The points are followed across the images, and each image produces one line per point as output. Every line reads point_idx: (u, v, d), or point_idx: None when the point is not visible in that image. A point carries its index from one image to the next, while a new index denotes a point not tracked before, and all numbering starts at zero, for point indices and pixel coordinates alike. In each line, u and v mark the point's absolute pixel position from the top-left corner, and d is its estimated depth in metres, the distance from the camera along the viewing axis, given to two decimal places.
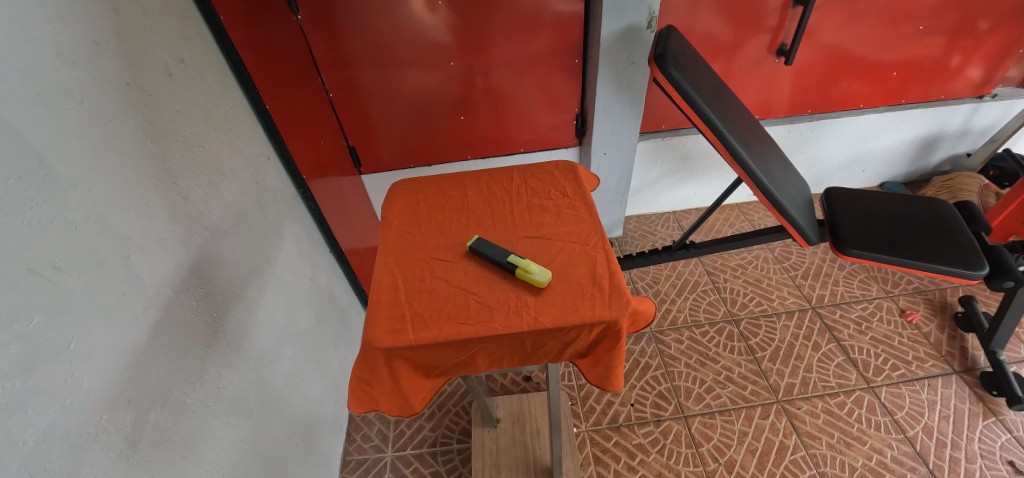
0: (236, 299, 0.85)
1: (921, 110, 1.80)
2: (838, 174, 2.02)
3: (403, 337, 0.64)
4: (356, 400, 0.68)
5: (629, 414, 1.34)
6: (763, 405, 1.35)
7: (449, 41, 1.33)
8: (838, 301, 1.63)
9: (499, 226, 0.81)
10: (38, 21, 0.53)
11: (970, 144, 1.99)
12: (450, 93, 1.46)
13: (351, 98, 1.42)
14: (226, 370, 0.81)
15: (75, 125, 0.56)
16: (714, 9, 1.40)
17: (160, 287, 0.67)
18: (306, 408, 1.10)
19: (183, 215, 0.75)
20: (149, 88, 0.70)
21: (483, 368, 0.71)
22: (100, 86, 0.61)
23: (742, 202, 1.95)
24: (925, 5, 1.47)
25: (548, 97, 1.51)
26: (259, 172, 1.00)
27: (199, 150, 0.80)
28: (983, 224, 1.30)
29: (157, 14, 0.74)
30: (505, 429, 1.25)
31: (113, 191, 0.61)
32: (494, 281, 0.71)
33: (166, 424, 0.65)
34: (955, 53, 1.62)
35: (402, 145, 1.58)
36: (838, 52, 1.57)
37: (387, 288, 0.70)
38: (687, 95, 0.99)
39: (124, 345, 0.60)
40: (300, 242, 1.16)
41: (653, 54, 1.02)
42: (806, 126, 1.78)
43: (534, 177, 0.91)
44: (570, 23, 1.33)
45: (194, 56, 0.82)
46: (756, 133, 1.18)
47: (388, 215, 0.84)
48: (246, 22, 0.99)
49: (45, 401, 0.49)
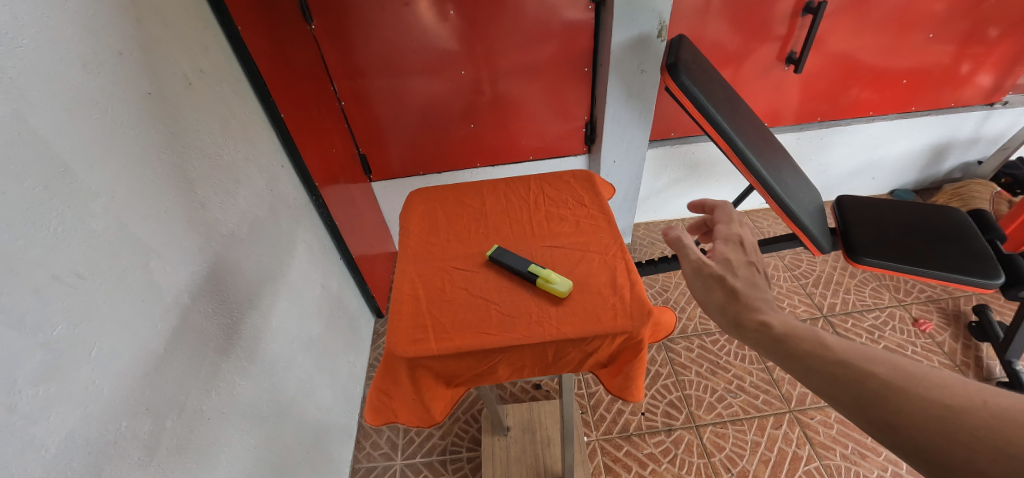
0: (251, 305, 0.86)
1: (931, 118, 1.79)
2: (848, 181, 2.01)
3: (425, 346, 0.64)
4: (375, 410, 0.69)
5: (640, 424, 1.33)
6: (775, 414, 1.34)
7: (459, 49, 1.34)
8: (850, 310, 1.61)
9: (518, 235, 0.81)
10: (64, 32, 0.54)
11: (980, 152, 1.97)
12: (459, 101, 1.47)
13: (362, 106, 1.43)
14: (241, 376, 0.81)
15: (101, 134, 0.58)
16: (723, 17, 1.40)
17: (178, 294, 0.68)
18: (317, 415, 1.10)
19: (202, 223, 0.75)
20: (169, 98, 0.71)
21: (504, 378, 0.71)
22: (123, 95, 0.62)
23: (752, 209, 1.94)
24: (934, 13, 1.47)
25: (557, 105, 1.52)
26: (274, 180, 1.01)
27: (217, 158, 0.82)
28: (998, 233, 1.29)
29: (178, 25, 0.75)
30: (515, 438, 1.24)
31: (135, 199, 0.62)
32: (515, 291, 0.71)
33: (183, 431, 0.65)
34: (964, 61, 1.62)
35: (412, 152, 1.59)
36: (847, 60, 1.57)
37: (408, 297, 0.71)
38: (699, 103, 0.99)
39: (143, 352, 0.60)
40: (311, 249, 1.16)
41: (666, 63, 1.02)
42: (815, 134, 1.78)
43: (551, 186, 0.92)
44: (579, 33, 1.34)
45: (212, 65, 0.84)
46: (768, 141, 1.18)
47: (406, 224, 0.85)
48: (261, 31, 1.01)
49: (67, 408, 0.50)
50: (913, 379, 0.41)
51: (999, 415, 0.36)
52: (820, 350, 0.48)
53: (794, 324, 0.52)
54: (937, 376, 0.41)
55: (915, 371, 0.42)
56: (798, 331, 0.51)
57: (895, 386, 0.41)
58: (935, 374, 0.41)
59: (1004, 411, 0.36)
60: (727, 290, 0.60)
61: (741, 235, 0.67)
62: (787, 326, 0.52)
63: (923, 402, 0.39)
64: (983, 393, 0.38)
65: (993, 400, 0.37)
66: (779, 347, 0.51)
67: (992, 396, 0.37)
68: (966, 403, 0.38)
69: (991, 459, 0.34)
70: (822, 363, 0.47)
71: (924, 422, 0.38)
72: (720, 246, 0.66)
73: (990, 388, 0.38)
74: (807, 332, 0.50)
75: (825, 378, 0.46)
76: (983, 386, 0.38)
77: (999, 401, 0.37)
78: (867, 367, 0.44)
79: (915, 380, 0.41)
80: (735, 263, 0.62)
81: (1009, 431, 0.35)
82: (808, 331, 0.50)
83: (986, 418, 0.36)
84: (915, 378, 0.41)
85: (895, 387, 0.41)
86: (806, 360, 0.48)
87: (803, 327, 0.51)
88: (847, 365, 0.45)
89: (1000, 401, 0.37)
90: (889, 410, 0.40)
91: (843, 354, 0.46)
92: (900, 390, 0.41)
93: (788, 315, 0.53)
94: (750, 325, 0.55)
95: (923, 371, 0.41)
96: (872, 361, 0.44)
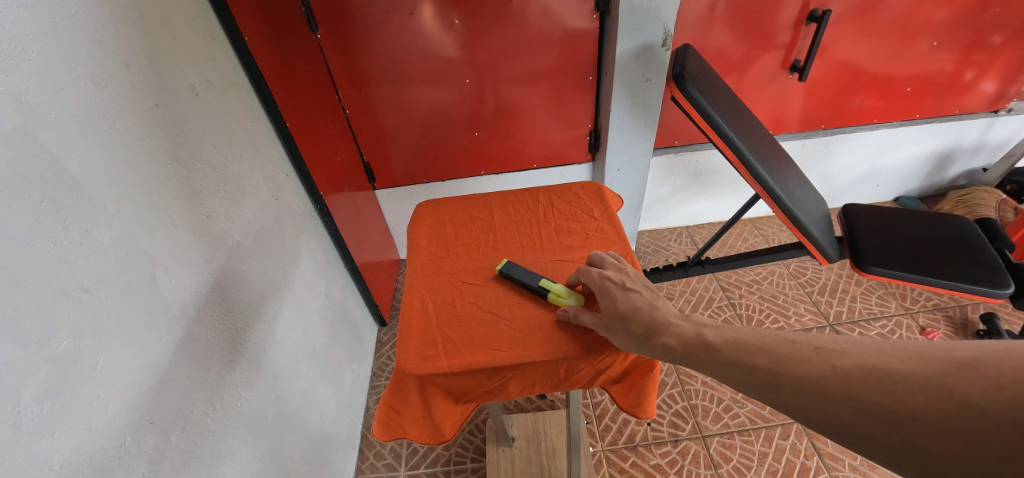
0: (255, 316, 0.85)
1: (935, 125, 1.78)
2: (852, 188, 2.00)
3: (435, 363, 0.63)
4: (383, 426, 0.68)
5: (646, 434, 1.32)
6: (782, 425, 1.33)
7: (463, 59, 1.34)
8: (856, 319, 1.60)
9: (527, 249, 0.81)
10: (73, 45, 0.54)
11: (985, 159, 1.97)
12: (463, 109, 1.47)
13: (366, 114, 1.44)
14: (245, 389, 0.80)
15: (108, 146, 0.57)
16: (727, 26, 1.41)
17: (184, 306, 0.67)
18: (320, 426, 1.09)
19: (207, 234, 0.75)
20: (177, 109, 0.71)
21: (515, 394, 0.70)
22: (132, 107, 0.62)
23: (756, 217, 1.94)
24: (937, 21, 1.48)
25: (561, 114, 1.52)
26: (279, 189, 1.01)
27: (223, 169, 0.81)
28: (1006, 242, 1.28)
29: (185, 36, 0.75)
30: (520, 448, 1.23)
31: (142, 211, 0.62)
32: (525, 305, 0.70)
33: (188, 445, 0.65)
34: (968, 68, 1.62)
35: (416, 160, 1.59)
36: (851, 68, 1.57)
37: (417, 312, 0.70)
38: (705, 113, 0.99)
39: (148, 366, 0.59)
40: (316, 258, 1.16)
41: (672, 73, 1.02)
42: (820, 142, 1.77)
43: (560, 199, 0.91)
44: (582, 41, 1.34)
45: (219, 76, 0.84)
46: (774, 150, 1.18)
47: (414, 237, 0.84)
48: (267, 42, 1.01)
49: (71, 425, 0.49)
50: (785, 362, 0.46)
51: (848, 378, 0.41)
52: (714, 356, 0.51)
53: (689, 337, 0.54)
54: (799, 351, 0.46)
55: (785, 353, 0.47)
56: (694, 344, 0.53)
57: (774, 374, 0.46)
58: (798, 350, 0.46)
59: (850, 373, 0.41)
60: (625, 332, 0.60)
61: (600, 271, 0.66)
62: (684, 341, 0.54)
63: (797, 382, 0.44)
64: (833, 358, 0.43)
65: (840, 364, 0.42)
66: (687, 362, 0.54)
67: (839, 359, 0.43)
68: (824, 373, 0.42)
69: (855, 417, 0.39)
70: (722, 367, 0.50)
71: (803, 399, 0.43)
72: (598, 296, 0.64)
73: (836, 351, 0.43)
74: (701, 342, 0.53)
75: (729, 380, 0.50)
76: (830, 352, 0.44)
77: (844, 363, 0.42)
78: (752, 361, 0.48)
79: (787, 362, 0.46)
80: (612, 306, 0.62)
81: (857, 390, 0.40)
82: (701, 338, 0.54)
83: (840, 384, 0.41)
84: (786, 360, 0.46)
85: (775, 374, 0.46)
86: (709, 368, 0.51)
87: (696, 337, 0.54)
88: (739, 365, 0.49)
89: (844, 363, 0.42)
90: (778, 397, 0.45)
91: (732, 354, 0.50)
92: (780, 376, 0.45)
93: (682, 329, 0.55)
94: (656, 352, 0.56)
95: (789, 351, 0.46)
96: (754, 354, 0.48)
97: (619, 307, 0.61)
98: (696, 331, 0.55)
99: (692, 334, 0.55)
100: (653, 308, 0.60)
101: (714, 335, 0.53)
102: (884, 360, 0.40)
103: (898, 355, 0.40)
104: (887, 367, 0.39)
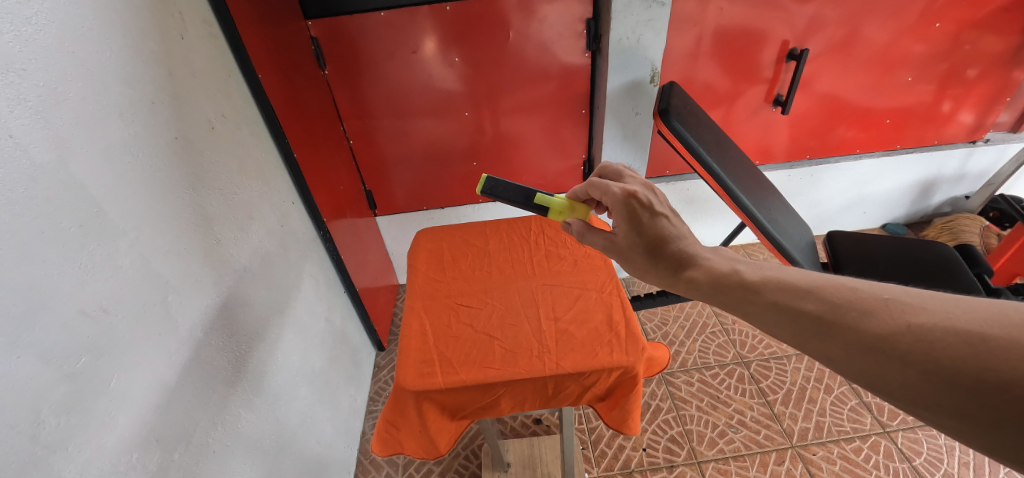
0: (259, 339, 0.88)
1: (916, 155, 1.86)
2: (840, 214, 2.06)
3: (432, 380, 0.66)
4: (382, 441, 0.71)
5: (641, 460, 1.32)
6: (777, 450, 1.33)
7: (462, 92, 1.41)
8: None
9: (519, 273, 0.85)
10: (108, 86, 0.60)
11: (967, 187, 2.02)
12: (462, 139, 1.53)
13: (369, 144, 1.50)
14: (245, 410, 0.82)
15: (131, 177, 0.62)
16: (713, 62, 1.49)
17: (193, 328, 0.70)
18: (317, 450, 1.10)
19: (217, 259, 0.79)
20: (194, 142, 0.76)
21: (507, 411, 0.73)
22: (153, 140, 0.67)
23: (747, 243, 1.99)
24: (912, 57, 1.56)
25: (556, 144, 1.59)
26: (285, 217, 1.06)
27: (233, 196, 0.86)
28: (984, 267, 1.33)
29: (205, 76, 0.81)
30: (516, 473, 1.23)
31: (159, 236, 0.66)
32: (516, 327, 0.74)
33: (188, 463, 0.66)
34: (945, 100, 1.70)
35: (416, 187, 1.65)
36: (833, 100, 1.65)
37: (416, 333, 0.73)
38: (689, 145, 1.05)
39: (156, 384, 0.62)
40: (318, 283, 1.20)
41: (657, 109, 1.09)
42: (806, 171, 1.84)
43: (551, 226, 0.96)
44: (577, 77, 1.42)
45: (233, 111, 0.90)
46: (757, 181, 1.23)
47: (414, 263, 0.88)
48: (278, 77, 1.08)
49: (86, 438, 0.52)
50: (845, 311, 0.41)
51: (926, 337, 0.36)
52: (752, 295, 0.49)
53: (720, 272, 0.54)
54: (863, 302, 0.41)
55: (842, 302, 0.42)
56: (727, 280, 0.52)
57: (826, 323, 0.42)
58: (862, 300, 0.41)
59: (929, 333, 0.36)
60: (647, 261, 0.62)
61: (623, 187, 0.65)
62: (716, 277, 0.54)
63: (856, 334, 0.39)
64: (908, 315, 0.38)
65: (915, 321, 0.37)
66: (713, 296, 0.54)
67: (916, 316, 0.37)
68: (894, 330, 0.38)
69: (924, 382, 0.35)
70: (760, 309, 0.48)
71: (859, 354, 0.39)
72: (615, 217, 0.66)
73: (911, 306, 0.38)
74: (737, 280, 0.51)
75: (766, 321, 0.47)
76: (904, 307, 0.38)
77: (920, 320, 0.37)
78: (801, 306, 0.44)
79: (847, 312, 0.41)
80: (637, 231, 0.63)
81: (934, 351, 0.35)
82: (736, 274, 0.52)
83: (914, 343, 0.36)
84: (845, 308, 0.41)
85: (828, 322, 0.42)
86: (741, 306, 0.50)
87: (729, 273, 0.53)
88: (784, 309, 0.45)
89: (923, 321, 0.37)
90: (825, 347, 0.41)
91: (777, 297, 0.47)
92: (832, 325, 0.41)
93: (713, 264, 0.55)
94: (680, 285, 0.58)
95: (851, 300, 0.42)
96: (805, 299, 0.44)
97: (646, 233, 0.62)
98: (729, 267, 0.54)
99: (724, 270, 0.54)
100: (678, 237, 0.61)
101: (751, 273, 0.51)
102: (975, 322, 0.35)
103: (992, 317, 0.34)
104: (977, 330, 0.34)
